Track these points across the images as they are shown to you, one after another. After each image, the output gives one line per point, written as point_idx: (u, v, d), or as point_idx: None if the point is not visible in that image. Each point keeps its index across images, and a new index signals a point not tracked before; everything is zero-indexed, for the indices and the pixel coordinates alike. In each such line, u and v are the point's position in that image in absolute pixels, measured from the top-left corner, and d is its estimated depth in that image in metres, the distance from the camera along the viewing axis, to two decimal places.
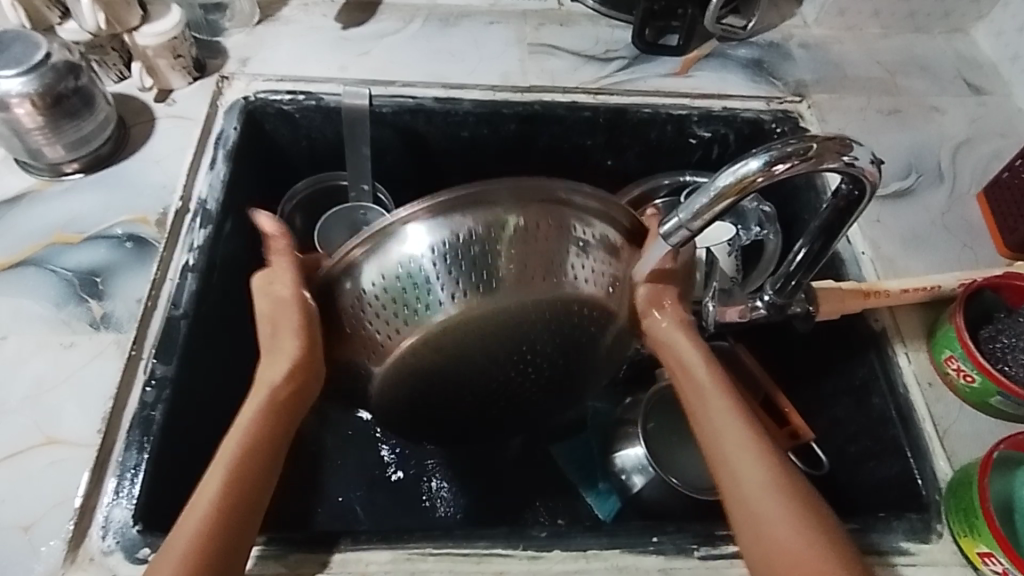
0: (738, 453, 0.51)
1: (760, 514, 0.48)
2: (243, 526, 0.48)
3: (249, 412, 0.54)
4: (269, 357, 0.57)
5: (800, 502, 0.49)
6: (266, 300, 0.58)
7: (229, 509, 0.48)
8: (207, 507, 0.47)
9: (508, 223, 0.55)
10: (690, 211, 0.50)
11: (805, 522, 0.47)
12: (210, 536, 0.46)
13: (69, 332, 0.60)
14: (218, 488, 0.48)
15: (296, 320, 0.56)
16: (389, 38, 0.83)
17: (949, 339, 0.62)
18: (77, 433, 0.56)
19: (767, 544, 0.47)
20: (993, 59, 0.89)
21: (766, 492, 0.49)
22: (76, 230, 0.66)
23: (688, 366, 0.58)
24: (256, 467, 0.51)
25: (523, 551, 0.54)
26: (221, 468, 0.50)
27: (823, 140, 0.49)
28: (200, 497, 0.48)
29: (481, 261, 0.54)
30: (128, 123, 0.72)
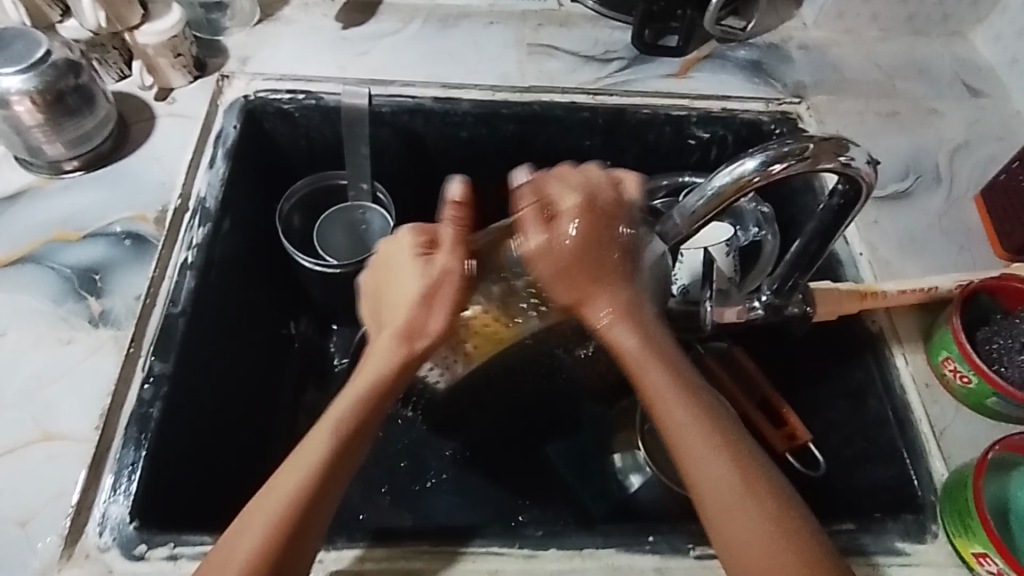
0: (716, 475, 0.49)
1: (734, 515, 0.48)
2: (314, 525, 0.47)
3: (353, 397, 0.51)
4: (386, 346, 0.52)
5: (784, 522, 0.47)
6: (388, 283, 0.54)
7: (306, 509, 0.47)
8: (277, 510, 0.46)
9: (567, 234, 0.52)
10: (684, 213, 0.52)
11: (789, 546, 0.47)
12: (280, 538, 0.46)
13: (67, 328, 0.60)
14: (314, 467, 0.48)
15: (450, 299, 0.53)
16: (389, 38, 0.83)
17: (945, 341, 0.62)
18: (74, 429, 0.56)
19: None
20: (991, 63, 0.89)
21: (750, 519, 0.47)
22: (76, 227, 0.66)
23: (642, 368, 0.52)
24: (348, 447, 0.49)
25: (519, 550, 0.54)
26: (320, 446, 0.49)
27: (819, 141, 0.49)
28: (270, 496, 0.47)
29: (525, 267, 0.54)
30: (128, 122, 0.73)
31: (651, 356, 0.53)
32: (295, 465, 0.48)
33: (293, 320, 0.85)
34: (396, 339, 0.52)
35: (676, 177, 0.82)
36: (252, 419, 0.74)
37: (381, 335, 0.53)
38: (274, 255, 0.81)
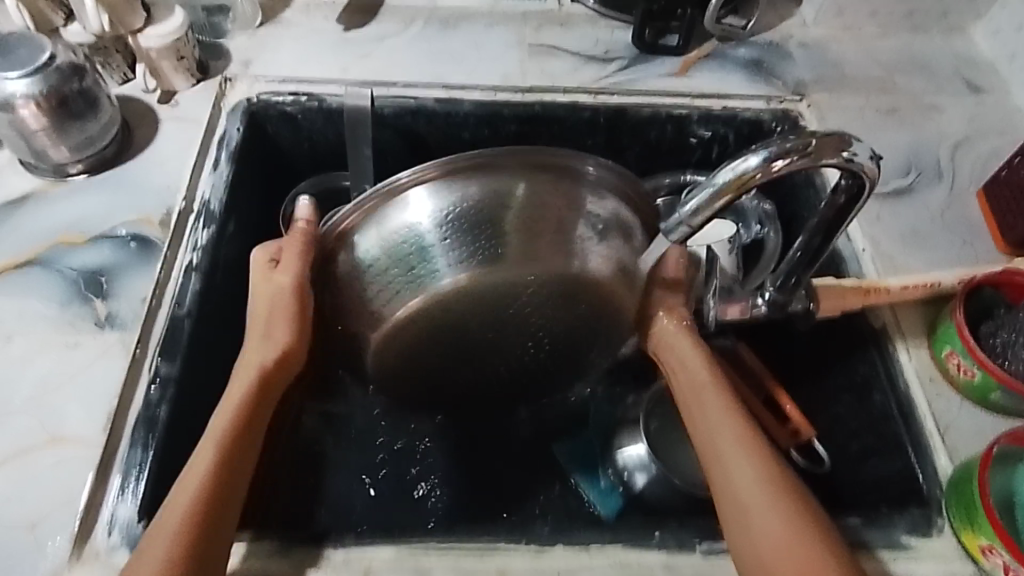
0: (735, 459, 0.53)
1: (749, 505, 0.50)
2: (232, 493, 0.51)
3: (241, 383, 0.57)
4: (259, 343, 0.60)
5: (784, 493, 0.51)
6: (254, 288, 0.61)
7: (226, 474, 0.51)
8: (202, 477, 0.50)
9: (516, 191, 0.55)
10: (690, 208, 0.51)
11: (788, 515, 0.49)
12: (207, 505, 0.49)
13: (73, 331, 0.61)
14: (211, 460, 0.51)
15: (286, 309, 0.59)
16: (390, 40, 0.84)
17: (948, 335, 0.62)
18: (82, 431, 0.56)
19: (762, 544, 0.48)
20: (991, 58, 0.89)
21: (761, 494, 0.50)
22: (81, 230, 0.66)
23: (690, 376, 0.61)
24: (242, 438, 0.54)
25: (527, 547, 0.54)
26: (210, 448, 0.52)
27: (822, 136, 0.49)
28: (198, 461, 0.51)
29: (484, 229, 0.56)
30: (132, 125, 0.73)
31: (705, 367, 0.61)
32: (192, 470, 0.50)
33: None
34: (264, 339, 0.59)
35: (677, 176, 0.82)
36: None
37: (253, 338, 0.60)
38: None
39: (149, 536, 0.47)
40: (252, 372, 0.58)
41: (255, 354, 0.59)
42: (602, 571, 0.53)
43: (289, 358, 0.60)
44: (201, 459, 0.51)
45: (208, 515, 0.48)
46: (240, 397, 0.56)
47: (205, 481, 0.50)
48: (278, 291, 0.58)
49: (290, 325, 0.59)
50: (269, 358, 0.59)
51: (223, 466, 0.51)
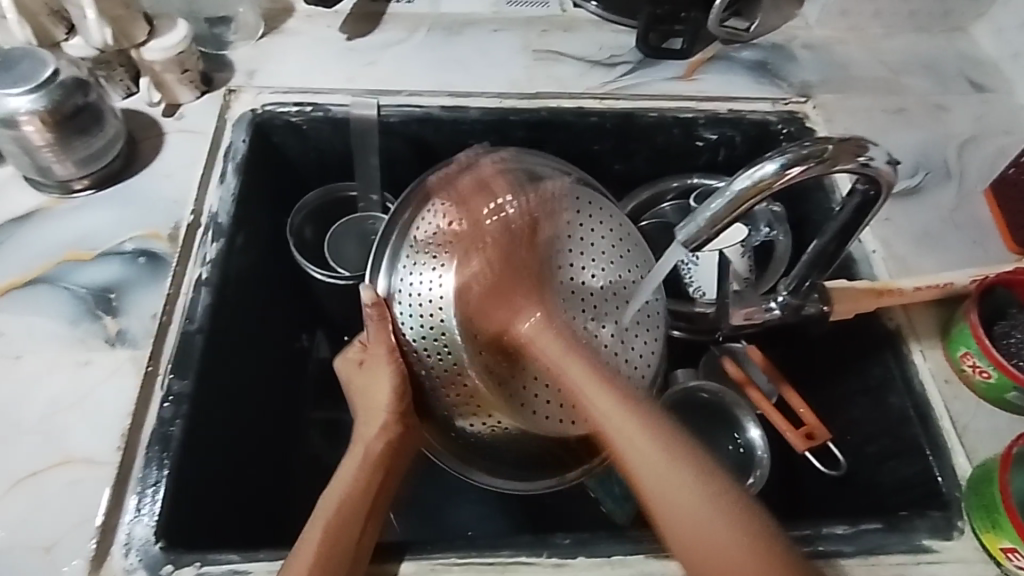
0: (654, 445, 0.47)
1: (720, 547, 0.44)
2: (351, 560, 0.51)
3: (356, 465, 0.57)
4: (371, 423, 0.59)
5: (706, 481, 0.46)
6: (370, 400, 0.60)
7: (336, 554, 0.50)
8: (320, 546, 0.50)
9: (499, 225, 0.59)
10: (705, 217, 0.50)
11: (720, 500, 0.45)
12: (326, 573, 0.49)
13: (84, 349, 0.60)
14: (317, 548, 0.50)
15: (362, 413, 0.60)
16: (394, 48, 0.83)
17: (964, 336, 0.62)
18: (96, 451, 0.55)
19: (684, 528, 0.45)
20: (994, 57, 0.90)
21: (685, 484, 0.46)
22: (89, 247, 0.66)
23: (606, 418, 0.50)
24: (352, 535, 0.52)
25: (548, 560, 0.53)
26: (317, 531, 0.51)
27: (838, 142, 0.49)
28: (310, 534, 0.51)
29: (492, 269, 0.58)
30: (137, 139, 0.72)
31: (603, 380, 0.52)
32: (303, 553, 0.50)
33: (306, 332, 0.84)
34: (382, 422, 0.59)
35: (685, 179, 0.83)
36: (273, 434, 0.74)
37: (366, 423, 0.59)
38: (287, 268, 0.80)
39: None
40: (371, 460, 0.57)
41: (364, 440, 0.58)
42: None
43: (398, 448, 0.59)
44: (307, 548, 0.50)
45: None
46: (351, 481, 0.55)
47: (319, 553, 0.50)
48: (388, 389, 0.59)
49: (391, 418, 0.59)
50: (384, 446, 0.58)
51: (329, 560, 0.50)
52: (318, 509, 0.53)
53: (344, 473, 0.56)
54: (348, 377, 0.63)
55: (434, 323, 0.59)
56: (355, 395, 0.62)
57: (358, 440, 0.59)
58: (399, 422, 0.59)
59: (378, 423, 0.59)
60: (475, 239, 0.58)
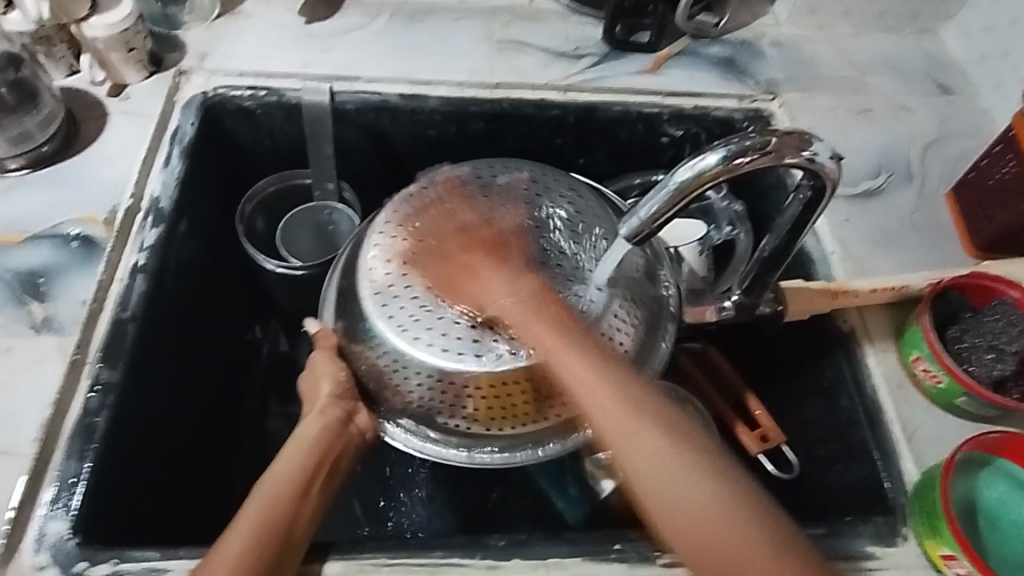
0: (645, 427, 0.47)
1: (714, 525, 0.44)
2: (282, 548, 0.49)
3: (300, 454, 0.56)
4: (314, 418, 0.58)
5: (706, 473, 0.45)
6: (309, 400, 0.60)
7: (266, 543, 0.48)
8: (248, 536, 0.48)
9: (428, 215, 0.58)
10: (649, 209, 0.48)
11: (707, 475, 0.45)
12: (253, 556, 0.47)
13: (8, 336, 0.57)
14: (246, 536, 0.48)
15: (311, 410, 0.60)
16: (353, 34, 0.81)
17: (915, 340, 0.62)
18: (11, 442, 0.53)
19: (679, 511, 0.45)
20: (962, 59, 0.89)
21: (683, 488, 0.45)
22: (19, 229, 0.63)
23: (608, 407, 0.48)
24: (283, 522, 0.50)
25: (481, 561, 0.52)
26: (248, 518, 0.49)
27: (782, 135, 0.47)
28: (238, 528, 0.49)
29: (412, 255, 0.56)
30: (78, 119, 0.70)
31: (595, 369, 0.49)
32: (229, 543, 0.48)
33: (259, 324, 0.83)
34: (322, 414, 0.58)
35: (650, 176, 0.82)
36: (214, 428, 0.71)
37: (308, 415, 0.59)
38: (237, 257, 0.78)
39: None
40: (312, 448, 0.56)
41: (305, 432, 0.58)
42: None
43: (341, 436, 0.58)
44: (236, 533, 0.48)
45: None
46: (291, 468, 0.54)
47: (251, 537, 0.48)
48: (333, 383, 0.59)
49: (328, 407, 0.58)
50: (325, 432, 0.57)
51: (255, 549, 0.47)
52: (251, 499, 0.51)
53: (283, 457, 0.55)
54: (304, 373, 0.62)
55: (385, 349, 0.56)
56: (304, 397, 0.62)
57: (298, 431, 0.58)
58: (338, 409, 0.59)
59: (317, 415, 0.58)
60: (408, 254, 0.56)
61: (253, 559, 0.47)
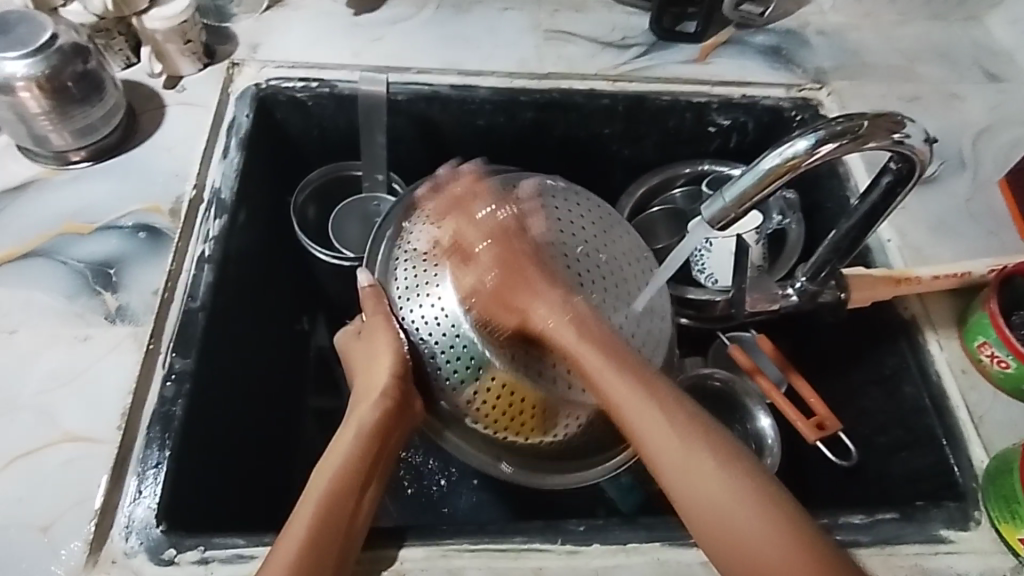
0: (676, 429, 0.50)
1: (742, 521, 0.47)
2: (344, 541, 0.48)
3: (351, 440, 0.54)
4: (366, 401, 0.56)
5: (734, 469, 0.49)
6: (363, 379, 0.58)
7: (322, 542, 0.47)
8: (302, 536, 0.47)
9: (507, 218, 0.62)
10: (734, 193, 0.48)
11: (736, 476, 0.48)
12: (315, 552, 0.47)
13: (82, 325, 0.58)
14: (302, 536, 0.47)
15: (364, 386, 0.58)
16: (402, 24, 0.81)
17: (982, 325, 0.62)
18: (94, 430, 0.53)
19: (715, 511, 0.47)
20: (1009, 46, 0.89)
21: (717, 483, 0.48)
22: (86, 220, 0.64)
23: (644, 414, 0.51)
24: (340, 518, 0.49)
25: (562, 546, 0.52)
26: (304, 517, 0.48)
27: (873, 118, 0.48)
28: (293, 528, 0.48)
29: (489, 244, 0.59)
30: (136, 111, 0.70)
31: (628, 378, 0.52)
32: (287, 542, 0.47)
33: (306, 315, 0.81)
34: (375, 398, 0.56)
35: (697, 165, 0.82)
36: (274, 419, 0.71)
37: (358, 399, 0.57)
38: (290, 249, 0.79)
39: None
40: (365, 433, 0.54)
41: (358, 415, 0.56)
42: (639, 569, 0.52)
43: (396, 417, 0.56)
44: (292, 534, 0.47)
45: None
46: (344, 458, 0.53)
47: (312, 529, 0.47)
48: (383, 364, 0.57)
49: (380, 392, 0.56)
50: (379, 418, 0.55)
51: (313, 551, 0.47)
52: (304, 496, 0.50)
53: (338, 441, 0.54)
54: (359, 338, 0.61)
55: (444, 329, 0.57)
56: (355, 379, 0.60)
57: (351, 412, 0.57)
58: (395, 392, 0.56)
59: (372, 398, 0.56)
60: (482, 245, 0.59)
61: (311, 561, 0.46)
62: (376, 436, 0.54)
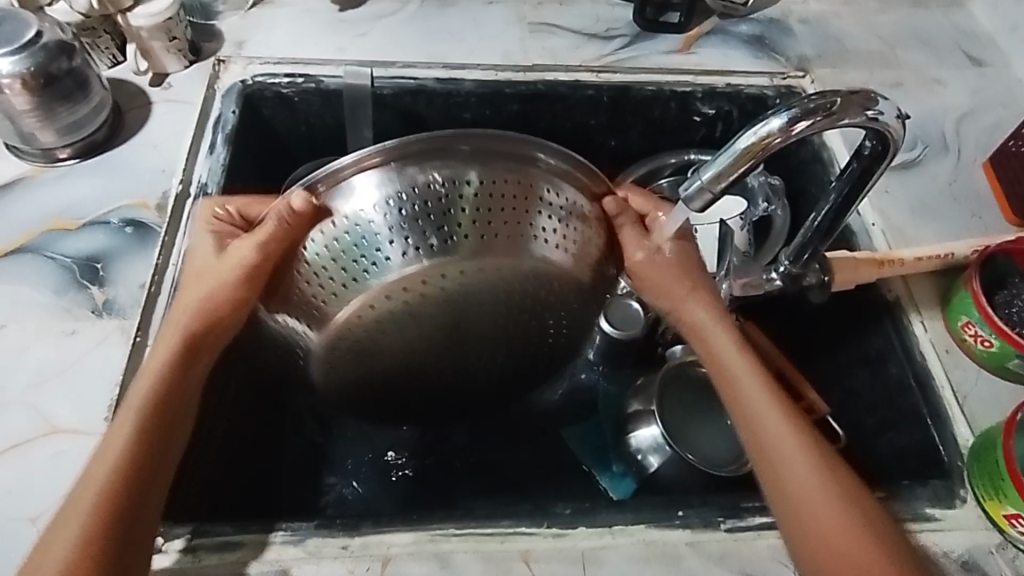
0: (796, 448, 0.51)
1: (837, 540, 0.47)
2: (148, 470, 0.46)
3: (159, 356, 0.51)
4: (170, 322, 0.52)
5: (842, 491, 0.49)
6: (199, 276, 0.53)
7: (131, 469, 0.45)
8: (117, 459, 0.45)
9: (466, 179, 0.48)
10: (711, 174, 0.49)
11: (850, 502, 0.48)
12: (119, 485, 0.45)
13: (70, 319, 0.58)
14: (114, 462, 0.45)
15: (195, 296, 0.52)
16: (386, 20, 0.82)
17: (965, 305, 0.62)
18: (82, 422, 0.54)
19: (816, 520, 0.48)
20: (991, 31, 0.89)
21: (830, 502, 0.48)
22: (73, 216, 0.64)
23: (769, 429, 0.51)
24: (146, 451, 0.46)
25: (548, 529, 0.52)
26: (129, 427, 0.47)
27: (846, 95, 0.49)
28: (103, 461, 0.45)
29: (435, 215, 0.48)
30: (122, 109, 0.70)
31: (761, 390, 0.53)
32: (98, 473, 0.45)
33: None
34: (188, 318, 0.52)
35: (684, 155, 0.81)
36: None
37: (180, 308, 0.53)
38: None
39: (66, 509, 0.44)
40: (170, 352, 0.51)
41: (172, 326, 0.52)
42: (625, 550, 0.52)
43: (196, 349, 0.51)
44: (105, 461, 0.45)
45: (109, 521, 0.43)
46: (165, 373, 0.50)
47: (117, 469, 0.45)
48: (215, 279, 0.51)
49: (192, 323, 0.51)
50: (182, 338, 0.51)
51: (126, 484, 0.45)
52: (121, 413, 0.48)
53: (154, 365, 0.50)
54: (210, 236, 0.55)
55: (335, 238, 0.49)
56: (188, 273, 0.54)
57: (168, 321, 0.53)
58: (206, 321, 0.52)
59: (182, 321, 0.52)
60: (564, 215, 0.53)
61: (120, 494, 0.44)
62: (183, 356, 0.51)
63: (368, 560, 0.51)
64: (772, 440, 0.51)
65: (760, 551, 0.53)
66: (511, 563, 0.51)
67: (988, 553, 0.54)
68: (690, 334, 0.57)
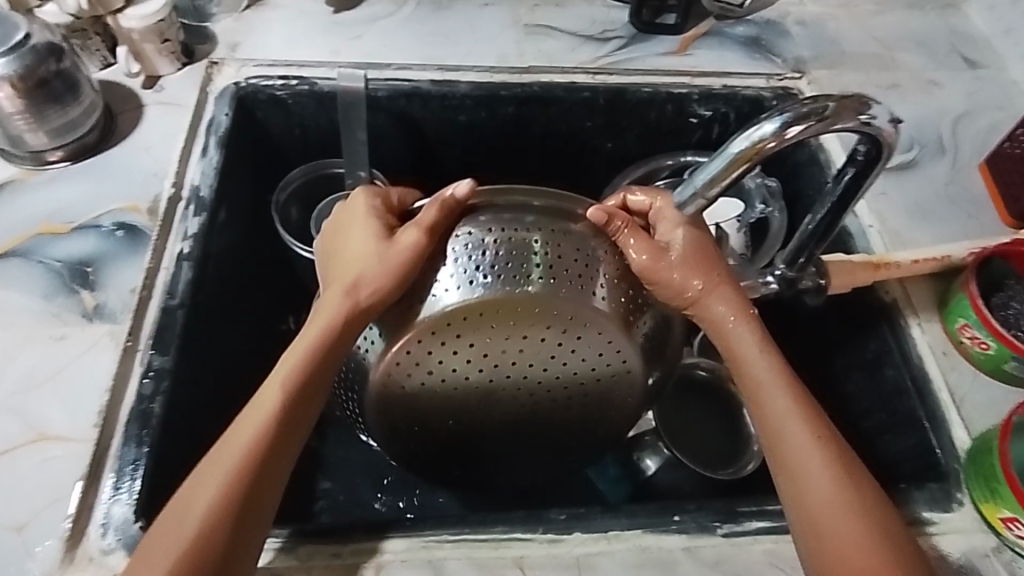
0: (800, 429, 0.50)
1: (841, 535, 0.46)
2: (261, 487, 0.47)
3: (299, 354, 0.50)
4: (333, 294, 0.52)
5: (849, 482, 0.48)
6: (351, 261, 0.53)
7: (241, 484, 0.46)
8: (222, 481, 0.46)
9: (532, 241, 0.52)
10: (706, 178, 0.50)
11: (861, 497, 0.48)
12: (227, 506, 0.45)
13: (60, 324, 0.58)
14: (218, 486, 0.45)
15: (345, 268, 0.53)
16: (381, 22, 0.81)
17: (962, 307, 0.62)
18: (71, 428, 0.53)
19: (817, 506, 0.47)
20: (987, 33, 0.89)
21: (834, 491, 0.48)
22: (64, 220, 0.63)
23: (771, 405, 0.51)
24: (260, 469, 0.47)
25: (543, 535, 0.52)
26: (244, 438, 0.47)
27: (839, 99, 0.49)
28: (206, 476, 0.46)
29: (512, 260, 0.51)
30: (114, 112, 0.70)
31: (767, 361, 0.53)
32: (201, 481, 0.46)
33: (292, 315, 0.80)
34: (345, 291, 0.51)
35: (679, 156, 0.81)
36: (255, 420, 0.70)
37: (331, 287, 0.53)
38: (271, 247, 0.78)
39: (161, 524, 0.45)
40: (312, 345, 0.50)
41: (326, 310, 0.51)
42: (620, 556, 0.52)
43: (353, 321, 0.51)
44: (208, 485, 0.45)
45: (211, 546, 0.44)
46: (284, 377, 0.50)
47: (224, 491, 0.45)
48: (367, 259, 0.52)
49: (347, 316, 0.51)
50: (327, 324, 0.51)
51: (222, 510, 0.45)
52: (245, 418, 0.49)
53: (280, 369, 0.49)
54: (347, 209, 0.57)
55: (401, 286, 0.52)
56: (333, 253, 0.56)
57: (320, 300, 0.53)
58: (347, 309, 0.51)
59: (338, 305, 0.51)
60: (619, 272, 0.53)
61: (216, 520, 0.44)
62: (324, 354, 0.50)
63: (360, 566, 0.50)
64: (783, 431, 0.50)
65: (755, 556, 0.52)
66: (505, 569, 0.51)
67: (984, 556, 0.54)
68: (710, 328, 0.55)
